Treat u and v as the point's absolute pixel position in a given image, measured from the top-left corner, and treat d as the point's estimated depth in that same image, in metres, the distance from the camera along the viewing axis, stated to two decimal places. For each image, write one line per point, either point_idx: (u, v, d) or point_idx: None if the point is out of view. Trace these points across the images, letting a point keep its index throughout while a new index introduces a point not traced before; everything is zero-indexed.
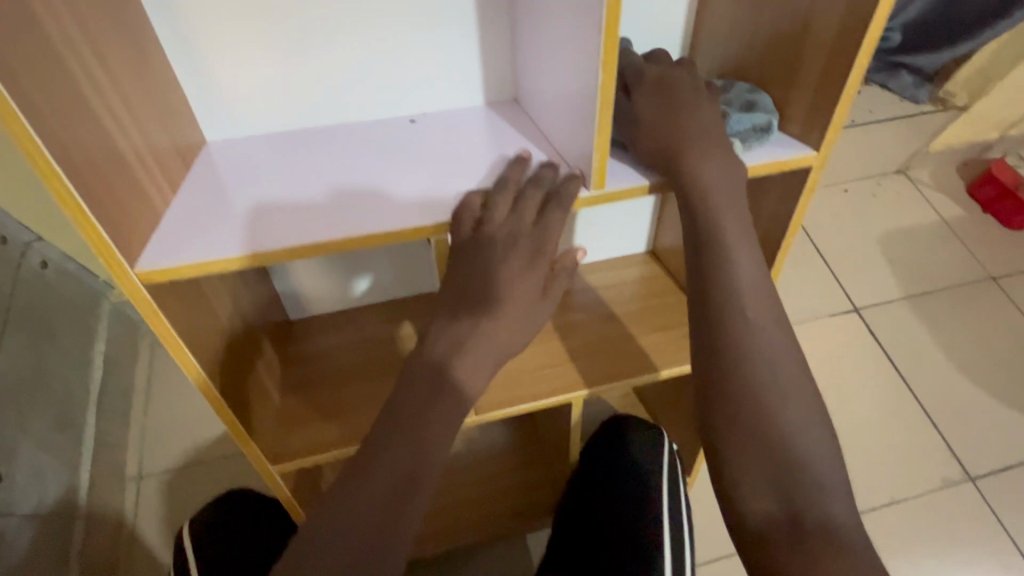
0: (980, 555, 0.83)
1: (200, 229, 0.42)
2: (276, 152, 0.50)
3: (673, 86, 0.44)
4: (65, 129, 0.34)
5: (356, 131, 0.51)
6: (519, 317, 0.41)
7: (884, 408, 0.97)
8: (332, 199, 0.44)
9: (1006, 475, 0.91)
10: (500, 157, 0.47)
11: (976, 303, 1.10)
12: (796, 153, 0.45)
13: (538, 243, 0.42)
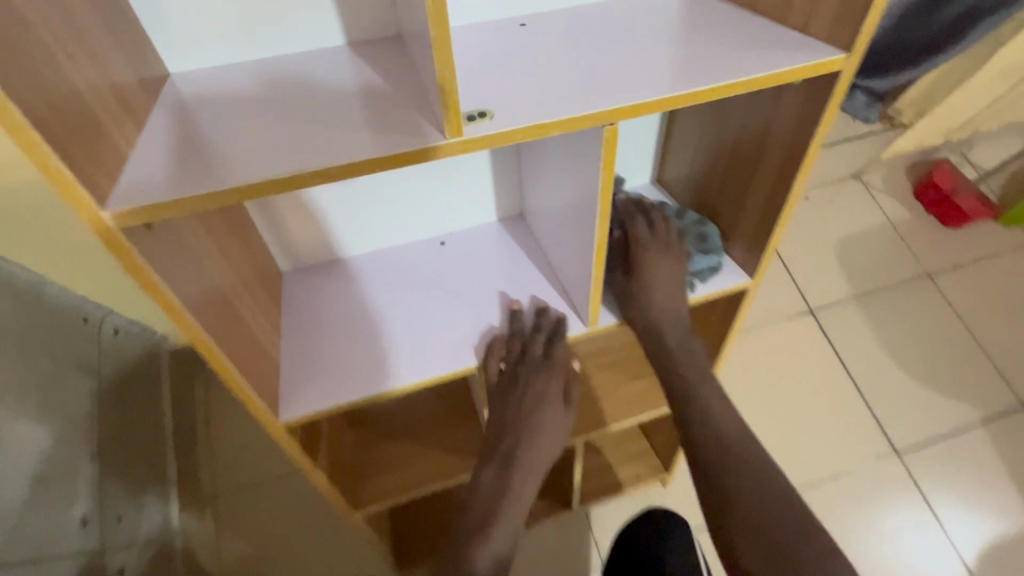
0: (899, 514, 1.05)
1: (308, 370, 0.56)
2: (344, 284, 0.63)
3: (648, 247, 0.59)
4: (222, 327, 0.47)
5: (401, 258, 0.65)
6: (543, 426, 0.58)
7: (831, 397, 1.16)
8: (400, 335, 0.58)
9: (927, 448, 1.11)
10: (517, 285, 0.62)
11: (914, 299, 1.27)
12: (735, 282, 0.61)
13: (555, 374, 0.59)
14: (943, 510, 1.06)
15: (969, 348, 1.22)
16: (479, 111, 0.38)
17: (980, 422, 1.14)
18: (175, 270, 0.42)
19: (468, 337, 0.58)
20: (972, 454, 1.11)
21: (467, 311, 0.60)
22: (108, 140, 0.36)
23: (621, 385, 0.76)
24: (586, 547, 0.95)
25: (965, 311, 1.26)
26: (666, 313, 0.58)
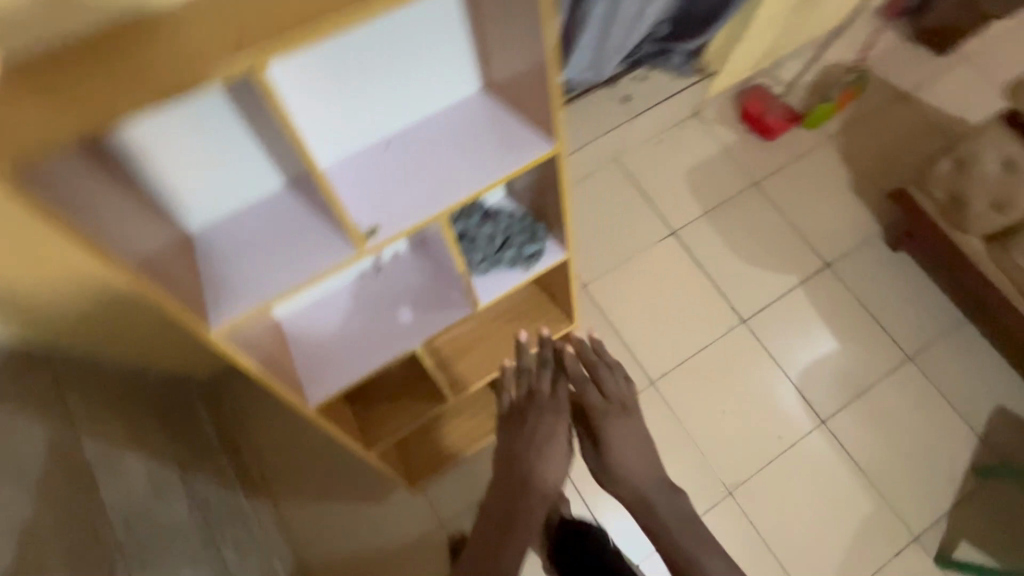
0: (746, 361, 1.50)
1: (314, 376, 0.89)
2: (317, 317, 0.92)
3: (607, 411, 0.99)
4: (265, 361, 0.79)
5: (353, 292, 0.94)
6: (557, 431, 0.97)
7: (693, 293, 1.57)
8: (363, 343, 0.90)
9: (764, 312, 1.55)
10: (430, 292, 0.93)
11: (747, 205, 1.67)
12: (554, 258, 0.93)
13: (559, 403, 0.99)
14: (777, 351, 1.51)
15: (788, 233, 1.64)
16: (371, 228, 0.69)
17: (798, 285, 1.58)
18: (235, 337, 0.73)
19: (405, 335, 0.91)
20: (794, 308, 1.56)
21: (401, 317, 0.92)
22: (189, 285, 0.67)
23: (521, 330, 1.12)
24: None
25: (784, 205, 1.67)
26: (622, 449, 0.98)
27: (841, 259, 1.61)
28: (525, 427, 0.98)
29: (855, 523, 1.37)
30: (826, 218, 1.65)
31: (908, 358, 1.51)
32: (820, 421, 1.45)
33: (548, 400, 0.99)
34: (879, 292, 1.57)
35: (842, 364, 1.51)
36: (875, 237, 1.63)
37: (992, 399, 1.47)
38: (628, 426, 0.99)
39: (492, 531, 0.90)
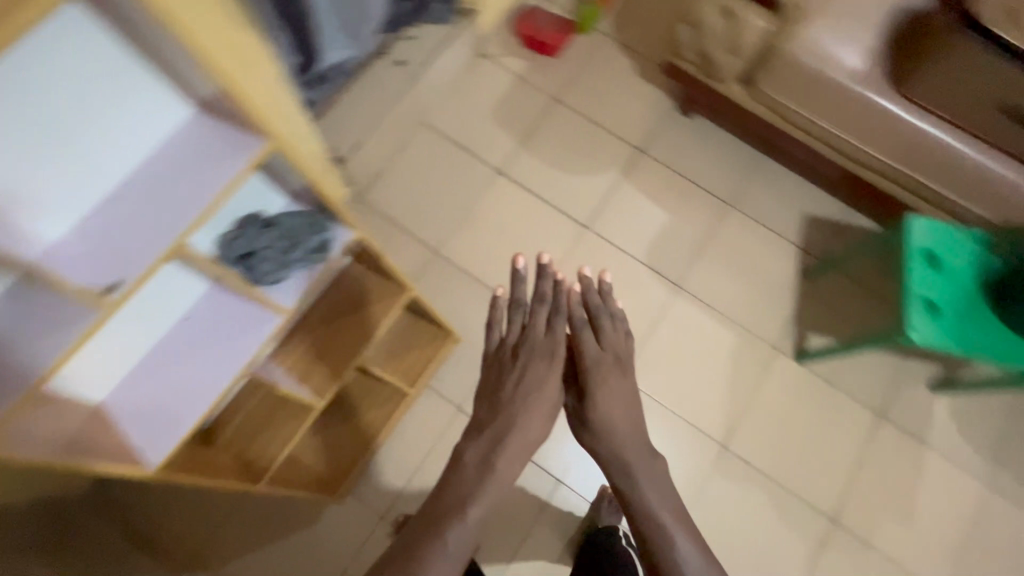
0: (598, 263, 1.63)
1: (150, 441, 0.87)
2: (136, 385, 0.88)
3: (600, 368, 0.99)
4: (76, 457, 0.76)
5: (167, 347, 0.90)
6: (543, 375, 0.98)
7: (532, 220, 1.66)
8: (192, 390, 0.89)
9: (600, 213, 1.67)
10: (241, 320, 0.94)
11: (554, 123, 1.77)
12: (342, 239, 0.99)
13: (552, 342, 1.00)
14: (620, 242, 1.65)
15: (597, 134, 1.76)
16: (112, 283, 0.68)
17: (620, 177, 1.72)
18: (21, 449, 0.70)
19: (230, 368, 0.92)
20: (623, 199, 1.69)
21: (223, 353, 0.92)
22: None
23: (357, 318, 1.16)
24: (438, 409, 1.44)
25: (585, 110, 1.78)
26: (609, 410, 0.97)
27: (648, 141, 1.75)
28: (515, 366, 0.99)
29: (728, 357, 1.56)
30: (624, 109, 1.79)
31: (727, 204, 1.70)
32: (674, 286, 1.62)
33: (543, 339, 1.00)
34: (688, 158, 1.74)
35: (678, 231, 1.67)
36: (669, 110, 1.78)
37: (798, 211, 1.70)
38: (618, 384, 0.99)
39: (466, 478, 0.91)
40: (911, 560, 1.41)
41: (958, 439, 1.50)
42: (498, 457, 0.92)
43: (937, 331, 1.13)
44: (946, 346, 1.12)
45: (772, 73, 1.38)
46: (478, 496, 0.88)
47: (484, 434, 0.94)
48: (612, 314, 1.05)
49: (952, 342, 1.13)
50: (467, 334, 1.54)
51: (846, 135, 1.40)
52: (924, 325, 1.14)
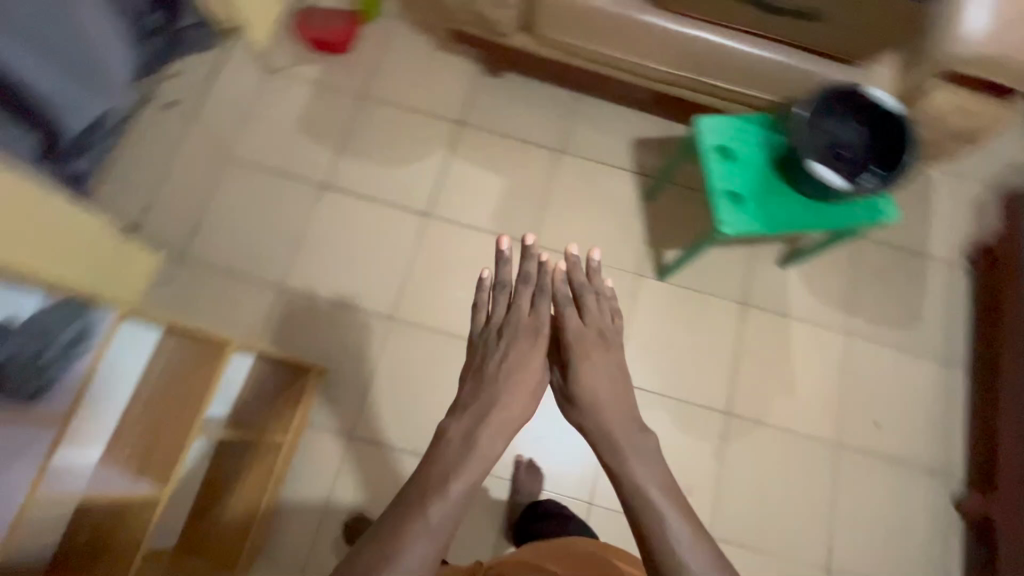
0: (450, 247, 1.61)
1: None
2: None
3: (589, 341, 1.06)
4: None
5: None
6: (532, 351, 1.03)
7: (373, 225, 1.62)
8: None
9: (439, 198, 1.65)
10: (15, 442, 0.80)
11: (368, 120, 1.70)
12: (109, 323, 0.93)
13: (538, 319, 1.06)
14: (467, 220, 1.63)
15: (415, 119, 1.71)
16: None
17: (449, 156, 1.69)
18: None
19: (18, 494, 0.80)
20: (457, 177, 1.68)
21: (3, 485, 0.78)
22: None
23: (181, 397, 1.08)
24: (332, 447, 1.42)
25: (396, 99, 1.73)
26: (598, 383, 1.02)
27: (467, 112, 1.73)
28: (500, 344, 1.03)
29: None
30: (434, 86, 1.74)
31: (559, 151, 1.71)
32: (530, 246, 1.62)
33: (530, 316, 1.06)
34: (510, 116, 1.73)
35: (520, 191, 1.67)
36: (478, 75, 1.75)
37: (627, 138, 1.73)
38: (603, 358, 1.05)
39: (452, 453, 0.88)
40: (802, 423, 1.53)
41: (814, 304, 1.63)
42: (483, 431, 0.91)
43: (748, 219, 1.20)
44: (759, 230, 1.19)
45: (545, 16, 1.37)
46: (463, 470, 0.86)
47: (468, 412, 0.94)
48: (597, 293, 1.14)
49: (764, 225, 1.20)
50: (339, 359, 1.48)
51: (637, 58, 1.40)
52: (736, 217, 1.20)
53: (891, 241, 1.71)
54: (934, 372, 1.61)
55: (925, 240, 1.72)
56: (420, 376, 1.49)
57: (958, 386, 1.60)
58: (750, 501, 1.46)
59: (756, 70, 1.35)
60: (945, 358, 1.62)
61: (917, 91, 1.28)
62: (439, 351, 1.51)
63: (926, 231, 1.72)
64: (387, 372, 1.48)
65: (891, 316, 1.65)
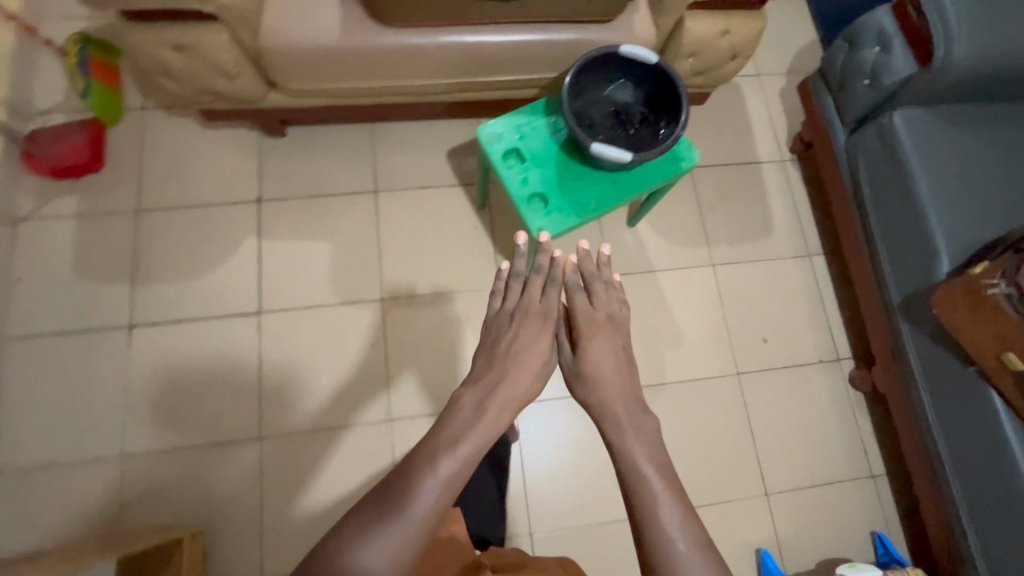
0: (296, 336, 1.46)
1: None
2: None
3: (598, 323, 1.04)
4: None
5: None
6: (544, 334, 0.99)
7: (202, 345, 1.43)
8: None
9: (266, 288, 1.49)
10: None
11: (155, 234, 1.50)
12: None
13: (550, 303, 1.04)
14: (305, 300, 1.49)
15: (207, 214, 1.53)
16: None
17: (261, 239, 1.52)
18: None
19: None
20: (276, 258, 1.51)
21: None
22: None
23: None
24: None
25: (178, 199, 1.53)
26: (608, 360, 0.97)
27: (261, 184, 1.56)
28: (510, 327, 1.00)
29: (468, 327, 1.52)
30: (215, 171, 1.55)
31: (377, 190, 1.59)
32: (382, 301, 1.51)
33: (543, 300, 1.04)
34: (312, 172, 1.58)
35: (351, 247, 1.54)
36: (261, 141, 1.58)
37: (440, 152, 1.63)
38: (610, 338, 1.02)
39: (462, 419, 0.81)
40: (700, 367, 1.55)
41: (674, 249, 1.63)
42: (493, 402, 0.85)
43: (558, 218, 1.14)
44: (574, 224, 1.13)
45: (279, 69, 1.22)
46: (470, 434, 0.78)
47: (479, 383, 0.89)
48: (607, 283, 1.12)
49: (577, 218, 1.14)
50: (218, 506, 1.33)
51: (401, 79, 1.28)
52: (547, 221, 1.14)
53: (722, 160, 1.73)
54: (799, 268, 1.66)
55: (751, 147, 1.76)
56: (314, 484, 1.36)
57: (823, 273, 1.66)
58: (688, 460, 1.48)
59: (524, 58, 1.26)
60: (803, 251, 1.68)
61: (675, 27, 1.26)
62: (326, 449, 1.39)
63: (749, 138, 1.76)
64: (277, 496, 1.34)
65: (745, 231, 1.68)
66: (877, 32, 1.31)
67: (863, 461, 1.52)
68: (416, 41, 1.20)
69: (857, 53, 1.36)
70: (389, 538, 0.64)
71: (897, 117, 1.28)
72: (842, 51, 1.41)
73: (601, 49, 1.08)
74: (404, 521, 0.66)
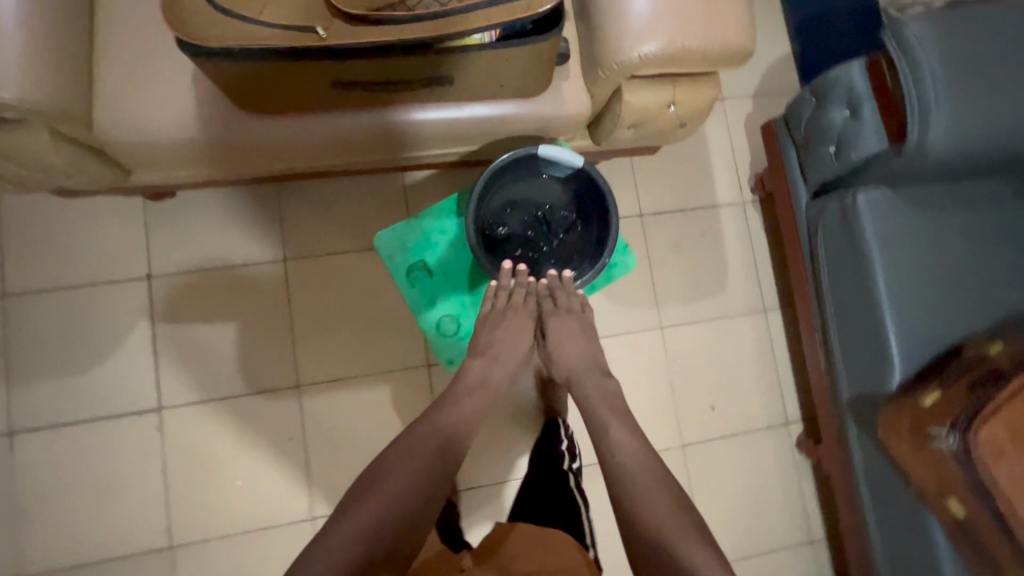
0: (204, 432, 1.33)
1: None
2: None
3: (569, 321, 0.99)
4: None
5: None
6: (522, 335, 0.96)
7: (98, 449, 1.29)
8: None
9: (166, 380, 1.33)
10: None
11: (27, 323, 1.30)
12: None
13: (521, 310, 0.97)
14: (213, 391, 1.35)
15: (87, 294, 1.33)
16: None
17: (154, 323, 1.34)
18: None
19: None
20: (174, 343, 1.34)
21: None
22: None
23: None
24: None
25: (52, 279, 1.32)
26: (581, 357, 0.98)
27: (149, 257, 1.35)
28: (486, 335, 0.95)
29: (395, 412, 1.40)
30: (95, 244, 1.34)
31: (287, 259, 1.40)
32: (298, 389, 1.37)
33: (513, 307, 0.97)
34: (209, 241, 1.37)
35: (260, 325, 1.38)
36: (146, 206, 1.36)
37: (357, 210, 1.42)
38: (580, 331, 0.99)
39: (474, 369, 0.93)
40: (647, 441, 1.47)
41: (619, 312, 1.51)
42: (495, 364, 0.94)
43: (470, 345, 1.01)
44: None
45: (134, 162, 1.00)
46: (483, 385, 0.91)
47: (480, 352, 0.95)
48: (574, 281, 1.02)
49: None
50: None
51: (288, 163, 1.07)
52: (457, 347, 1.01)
53: (677, 205, 1.56)
54: (753, 326, 1.56)
55: (711, 188, 1.58)
56: None
57: (778, 331, 1.56)
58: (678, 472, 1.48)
59: (436, 131, 1.02)
60: (759, 308, 1.57)
61: (613, 96, 1.06)
62: (246, 555, 1.30)
63: (708, 178, 1.58)
64: None
65: (700, 286, 1.55)
66: (846, 93, 1.14)
67: (803, 529, 1.50)
68: (294, 131, 0.98)
69: (824, 113, 1.18)
70: (448, 410, 0.88)
71: (861, 198, 1.14)
72: (809, 106, 1.22)
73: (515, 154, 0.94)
74: (455, 398, 0.90)
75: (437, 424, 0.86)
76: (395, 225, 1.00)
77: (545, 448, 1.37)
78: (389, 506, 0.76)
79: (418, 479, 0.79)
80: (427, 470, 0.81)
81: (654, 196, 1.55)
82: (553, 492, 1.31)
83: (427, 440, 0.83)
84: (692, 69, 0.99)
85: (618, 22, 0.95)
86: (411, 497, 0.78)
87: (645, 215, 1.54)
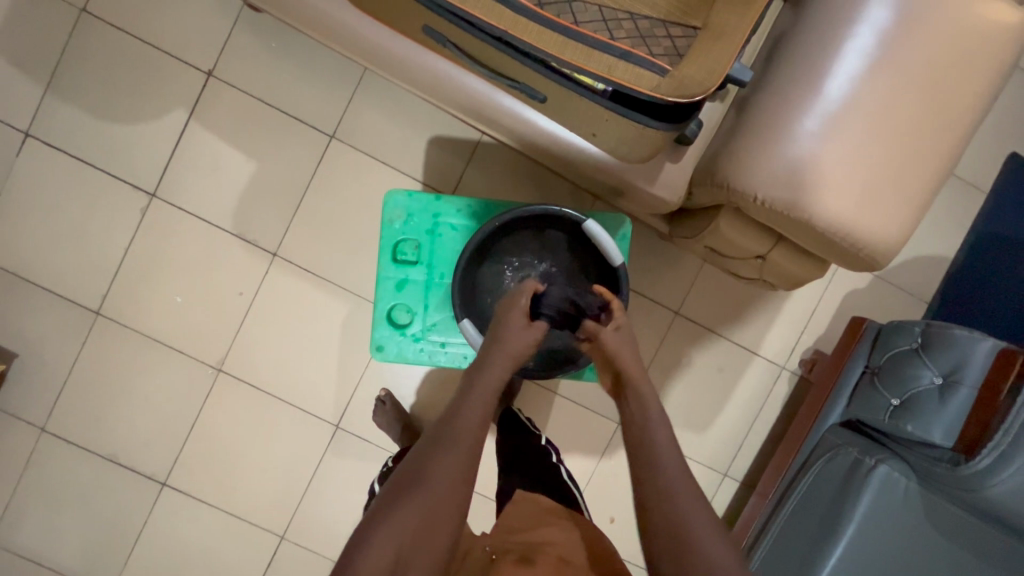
0: (179, 240, 1.35)
1: None
2: None
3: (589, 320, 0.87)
4: None
5: None
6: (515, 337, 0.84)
7: (87, 193, 1.32)
8: None
9: (172, 174, 1.33)
10: None
11: (90, 47, 1.30)
12: None
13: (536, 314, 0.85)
14: (203, 209, 1.34)
15: (151, 57, 1.31)
16: None
17: (191, 117, 1.32)
18: None
19: None
20: (197, 147, 1.33)
21: None
22: None
23: None
24: (56, 434, 1.35)
25: (131, 24, 1.30)
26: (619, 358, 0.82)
27: (221, 58, 1.31)
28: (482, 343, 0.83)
29: (339, 330, 1.38)
30: (184, 15, 1.31)
31: (333, 137, 1.33)
32: (273, 256, 1.36)
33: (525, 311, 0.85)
34: (277, 78, 1.32)
35: (276, 180, 1.34)
36: (244, 10, 1.31)
37: (421, 135, 1.33)
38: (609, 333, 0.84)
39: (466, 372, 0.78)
40: None
41: None
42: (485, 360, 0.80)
43: (404, 344, 1.06)
44: (415, 361, 1.06)
45: None
46: (469, 387, 0.76)
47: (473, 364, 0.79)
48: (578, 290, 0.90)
49: (424, 354, 1.06)
50: (34, 348, 1.34)
51: (373, 63, 0.99)
52: (393, 338, 1.07)
53: (718, 328, 1.39)
54: (703, 480, 1.42)
55: (763, 333, 1.40)
56: (125, 381, 1.36)
57: (721, 500, 1.43)
58: None
59: (518, 120, 0.92)
60: (720, 467, 1.42)
61: (711, 213, 0.90)
62: (151, 360, 1.36)
63: (766, 323, 1.39)
64: (87, 372, 1.35)
65: (683, 414, 1.41)
66: (952, 364, 0.96)
67: None
68: (386, 41, 0.90)
69: (915, 364, 0.99)
70: (457, 416, 0.71)
71: (885, 472, 0.96)
72: (908, 344, 1.02)
73: (563, 212, 0.96)
74: (456, 403, 0.73)
75: (448, 437, 0.69)
76: (413, 194, 1.06)
77: (516, 425, 1.14)
78: (440, 549, 0.63)
79: (463, 496, 0.66)
80: (452, 498, 0.65)
81: (703, 303, 1.38)
82: (546, 480, 1.03)
83: (447, 458, 0.66)
84: (805, 240, 0.82)
85: (762, 149, 0.78)
86: (460, 520, 0.65)
87: (681, 315, 1.38)
